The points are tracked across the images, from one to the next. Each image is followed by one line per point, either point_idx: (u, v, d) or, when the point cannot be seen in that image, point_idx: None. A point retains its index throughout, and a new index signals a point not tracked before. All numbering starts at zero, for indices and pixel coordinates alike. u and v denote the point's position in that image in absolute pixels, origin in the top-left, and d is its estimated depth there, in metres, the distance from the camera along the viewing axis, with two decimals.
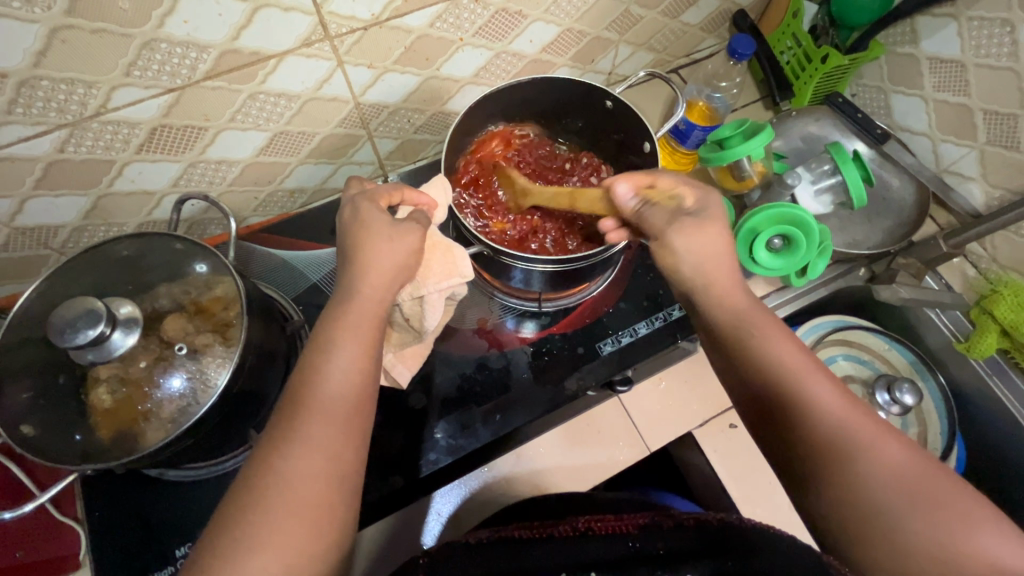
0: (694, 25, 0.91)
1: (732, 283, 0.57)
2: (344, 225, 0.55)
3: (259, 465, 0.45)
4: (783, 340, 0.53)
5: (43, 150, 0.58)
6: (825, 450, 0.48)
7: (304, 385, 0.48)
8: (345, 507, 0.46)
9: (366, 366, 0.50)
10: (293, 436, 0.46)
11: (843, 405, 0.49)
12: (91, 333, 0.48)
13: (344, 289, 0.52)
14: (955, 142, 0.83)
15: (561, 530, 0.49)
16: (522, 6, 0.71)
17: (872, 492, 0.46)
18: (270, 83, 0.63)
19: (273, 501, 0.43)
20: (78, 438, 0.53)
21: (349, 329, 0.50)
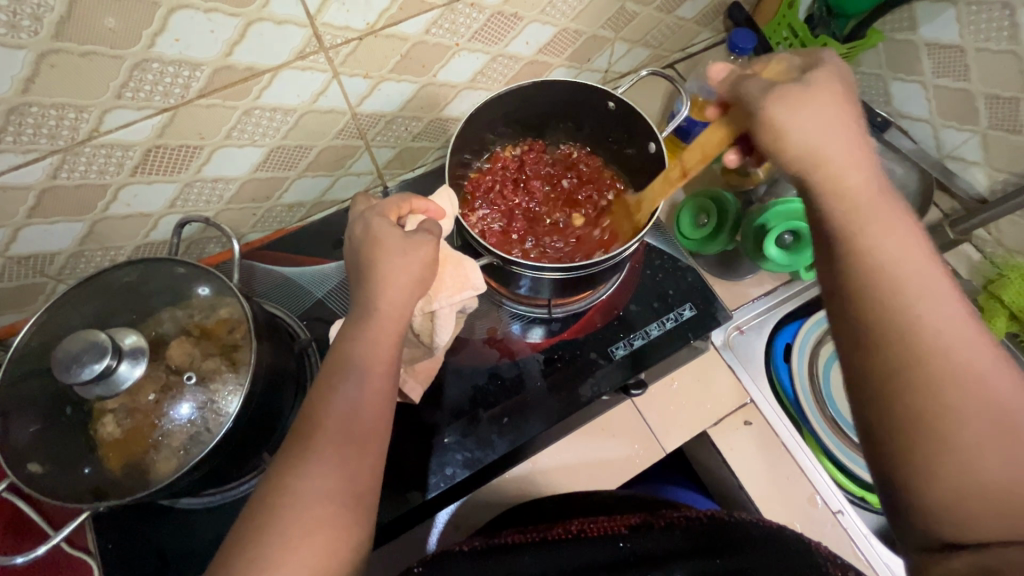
0: (689, 19, 0.90)
1: (834, 155, 0.48)
2: (356, 241, 0.54)
3: (274, 492, 0.43)
4: (897, 232, 0.45)
5: (35, 177, 0.56)
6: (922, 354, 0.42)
7: (319, 407, 0.47)
8: (364, 532, 0.45)
9: (381, 384, 0.49)
10: (308, 461, 0.45)
11: (962, 322, 0.42)
12: (97, 367, 0.46)
13: (357, 307, 0.51)
14: (957, 127, 0.82)
15: (556, 532, 0.50)
16: (518, 8, 0.69)
17: (971, 416, 0.40)
18: (265, 98, 0.62)
19: (288, 528, 0.42)
20: (87, 471, 0.52)
21: (361, 348, 0.49)
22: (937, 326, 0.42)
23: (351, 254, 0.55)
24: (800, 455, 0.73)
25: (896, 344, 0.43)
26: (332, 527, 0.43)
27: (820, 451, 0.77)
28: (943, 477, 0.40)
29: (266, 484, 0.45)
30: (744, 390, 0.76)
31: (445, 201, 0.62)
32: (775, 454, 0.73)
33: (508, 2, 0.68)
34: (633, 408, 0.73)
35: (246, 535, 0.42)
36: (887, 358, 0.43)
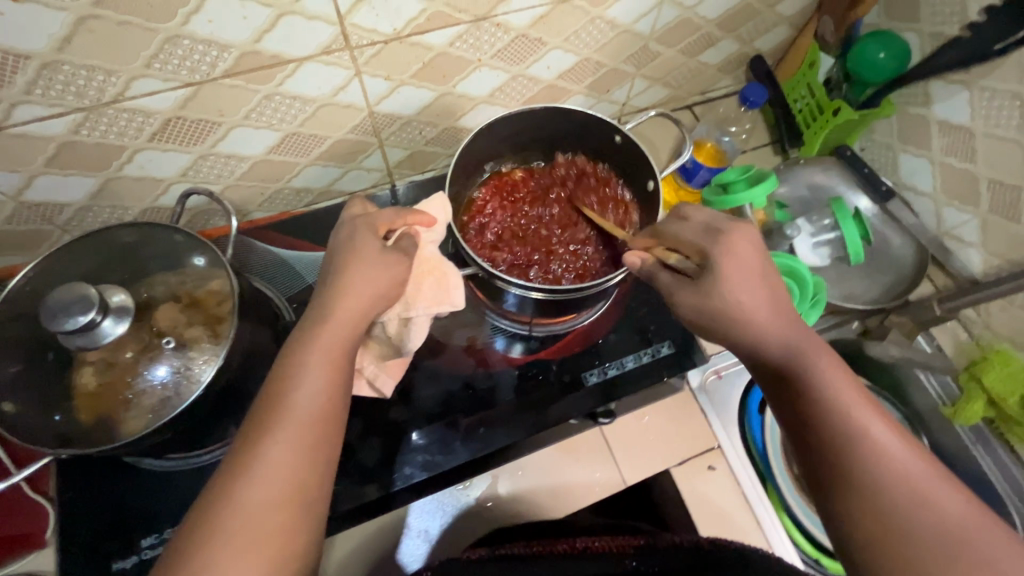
0: (711, 65, 0.93)
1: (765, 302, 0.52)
2: (334, 248, 0.56)
3: (218, 493, 0.44)
4: (828, 362, 0.49)
5: (57, 130, 0.59)
6: (834, 455, 0.45)
7: (269, 411, 0.47)
8: (310, 534, 0.45)
9: (333, 389, 0.49)
10: (253, 462, 0.45)
11: (890, 444, 0.45)
12: (82, 320, 0.48)
13: (319, 309, 0.52)
14: (958, 207, 0.84)
15: (561, 547, 0.53)
16: (543, 33, 0.72)
17: (915, 538, 0.41)
18: (287, 85, 0.64)
19: (233, 532, 0.42)
20: (57, 418, 0.53)
21: (320, 351, 0.50)
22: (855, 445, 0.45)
23: (323, 263, 0.56)
24: (759, 509, 0.74)
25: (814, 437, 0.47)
26: (276, 532, 0.43)
27: (780, 506, 0.77)
28: None
29: (214, 481, 0.45)
30: (713, 434, 0.77)
31: (438, 207, 0.64)
32: (732, 504, 0.74)
33: (533, 27, 0.70)
34: (603, 438, 0.74)
35: (190, 536, 0.42)
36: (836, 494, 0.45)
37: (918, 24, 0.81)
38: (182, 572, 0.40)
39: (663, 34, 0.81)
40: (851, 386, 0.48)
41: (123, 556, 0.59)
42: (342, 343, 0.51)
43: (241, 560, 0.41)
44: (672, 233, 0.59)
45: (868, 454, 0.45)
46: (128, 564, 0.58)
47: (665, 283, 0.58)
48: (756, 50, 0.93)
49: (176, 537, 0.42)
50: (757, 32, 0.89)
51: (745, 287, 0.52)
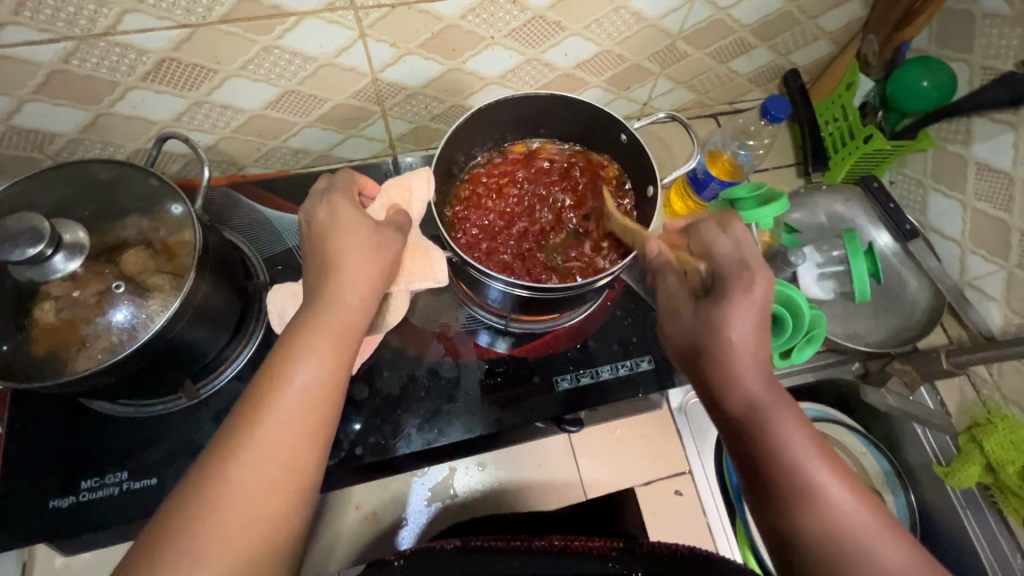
0: (742, 74, 0.88)
1: (750, 359, 0.49)
2: (316, 225, 0.50)
3: (206, 471, 0.41)
4: (796, 424, 0.46)
5: (47, 57, 0.57)
6: (792, 493, 0.45)
7: (269, 390, 0.44)
8: (298, 521, 0.43)
9: (336, 372, 0.45)
10: (246, 443, 0.42)
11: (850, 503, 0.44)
12: (29, 252, 0.47)
13: (320, 285, 0.48)
14: (985, 257, 0.78)
15: (537, 544, 0.49)
16: (562, 17, 0.68)
17: None
18: (286, 39, 0.62)
19: (226, 517, 0.40)
20: (5, 347, 0.52)
21: (320, 333, 0.46)
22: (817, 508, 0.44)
23: (311, 240, 0.51)
24: (722, 543, 0.71)
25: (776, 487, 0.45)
26: (268, 518, 0.41)
27: (748, 542, 0.74)
28: None
29: (204, 457, 0.42)
30: (685, 459, 0.75)
31: (421, 182, 0.59)
32: (694, 532, 0.72)
33: (552, 9, 0.67)
34: (570, 444, 0.75)
35: (180, 516, 0.39)
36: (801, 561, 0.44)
37: (970, 54, 0.75)
38: (169, 556, 0.38)
39: (692, 34, 0.77)
40: (813, 439, 0.46)
41: (60, 495, 0.58)
42: (348, 325, 0.47)
43: (231, 546, 0.39)
44: (706, 234, 0.55)
45: (830, 519, 0.44)
46: (64, 503, 0.58)
47: (670, 283, 0.56)
48: (792, 63, 0.88)
49: (163, 515, 0.40)
50: (795, 44, 0.84)
51: (747, 331, 0.49)
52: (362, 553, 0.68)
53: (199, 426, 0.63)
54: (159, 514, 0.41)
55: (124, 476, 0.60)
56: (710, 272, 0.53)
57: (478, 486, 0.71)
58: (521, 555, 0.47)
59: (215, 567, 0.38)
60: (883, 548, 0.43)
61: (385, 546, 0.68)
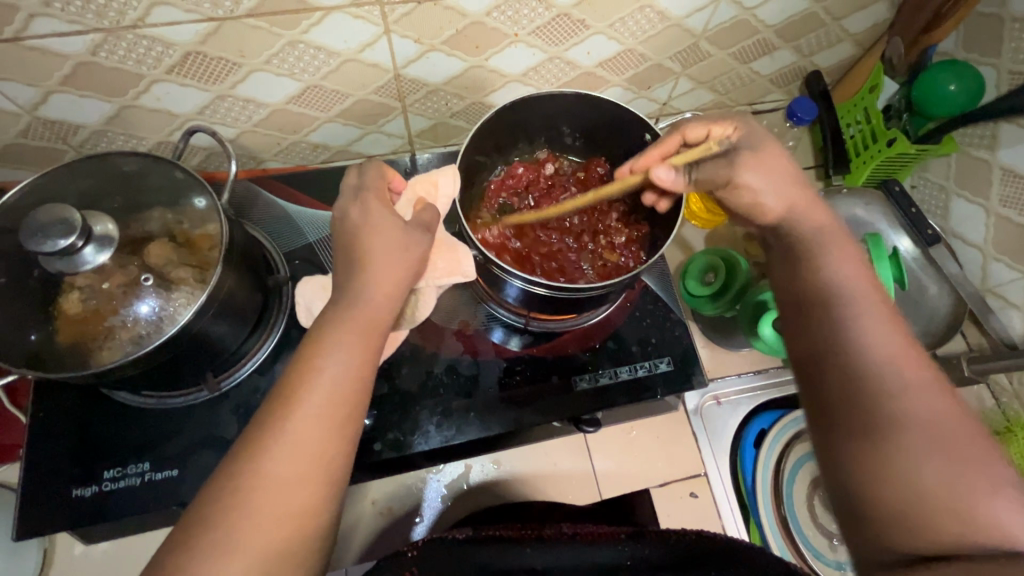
0: (764, 75, 0.87)
1: (820, 224, 0.55)
2: (347, 222, 0.50)
3: (237, 465, 0.41)
4: (857, 288, 0.50)
5: (75, 49, 0.58)
6: (836, 333, 0.49)
7: (297, 385, 0.44)
8: (327, 516, 0.43)
9: (363, 367, 0.46)
10: (276, 438, 0.42)
11: (894, 345, 0.47)
12: (61, 244, 0.47)
13: (347, 282, 0.48)
14: (1008, 264, 0.78)
15: (548, 532, 0.48)
16: (586, 15, 0.68)
17: (904, 437, 0.43)
18: (312, 34, 0.62)
19: (257, 510, 0.40)
20: (31, 337, 0.53)
21: (348, 328, 0.46)
22: (867, 349, 0.47)
23: (339, 234, 0.51)
24: None
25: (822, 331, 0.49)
26: (298, 511, 0.41)
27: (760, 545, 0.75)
28: (886, 478, 0.43)
29: (232, 451, 0.42)
30: (701, 462, 0.75)
31: (447, 179, 0.59)
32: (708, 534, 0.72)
33: (577, 7, 0.66)
34: (584, 445, 0.74)
35: (213, 508, 0.40)
36: (839, 401, 0.47)
37: (998, 58, 0.74)
38: (202, 547, 0.38)
39: (716, 34, 0.76)
40: (870, 296, 0.50)
41: (83, 484, 0.59)
42: (374, 321, 0.47)
43: (263, 538, 0.39)
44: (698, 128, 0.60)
45: (871, 355, 0.47)
46: (86, 493, 0.58)
47: (708, 167, 0.57)
48: (815, 65, 0.87)
49: (194, 508, 0.40)
50: (819, 46, 0.83)
51: (796, 187, 0.56)
52: (378, 548, 0.69)
53: (218, 419, 0.63)
54: (191, 507, 0.41)
55: (146, 467, 0.60)
56: (732, 141, 0.58)
57: (492, 484, 0.71)
58: (533, 543, 0.47)
59: (247, 559, 0.39)
60: (922, 390, 0.45)
61: (399, 540, 0.69)
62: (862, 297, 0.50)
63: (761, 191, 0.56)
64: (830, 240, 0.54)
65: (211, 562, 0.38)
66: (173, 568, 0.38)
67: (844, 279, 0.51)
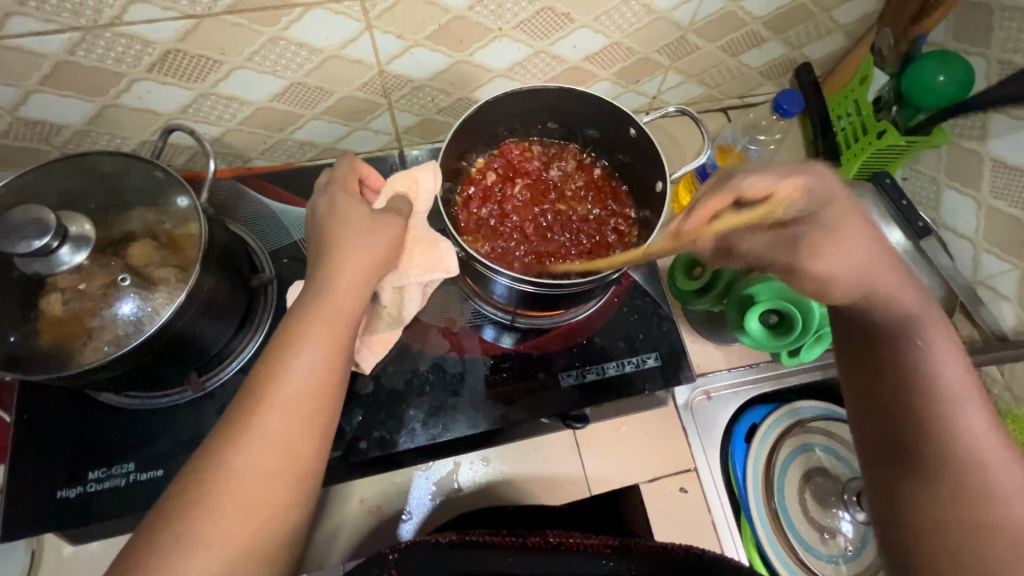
0: (754, 67, 0.86)
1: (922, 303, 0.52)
2: (317, 216, 0.51)
3: (210, 457, 0.41)
4: (960, 369, 0.49)
5: (53, 48, 0.57)
6: (934, 422, 0.48)
7: (264, 379, 0.44)
8: (296, 509, 0.43)
9: (332, 359, 0.45)
10: (244, 431, 0.42)
11: (989, 438, 0.47)
12: (36, 244, 0.47)
13: (316, 276, 0.48)
14: (998, 255, 0.77)
15: (533, 539, 0.49)
16: (571, 9, 0.67)
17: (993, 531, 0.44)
18: (293, 31, 0.61)
19: (222, 502, 0.40)
20: (12, 339, 0.52)
21: (319, 323, 0.46)
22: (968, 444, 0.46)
23: (312, 230, 0.51)
24: (724, 536, 0.72)
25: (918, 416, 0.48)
26: (263, 504, 0.41)
27: (753, 541, 0.74)
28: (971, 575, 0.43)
29: (202, 446, 0.42)
30: (691, 457, 0.75)
31: (428, 175, 0.58)
32: (697, 529, 0.72)
33: (561, 1, 0.66)
34: (573, 441, 0.74)
35: (180, 501, 0.40)
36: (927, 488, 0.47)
37: (988, 48, 0.74)
38: (166, 539, 0.38)
39: (703, 27, 0.76)
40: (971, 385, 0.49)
41: (68, 485, 0.59)
42: (342, 312, 0.47)
43: (232, 530, 0.39)
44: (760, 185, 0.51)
45: (965, 446, 0.46)
46: (71, 494, 0.58)
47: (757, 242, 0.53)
48: (804, 56, 0.86)
49: (163, 501, 0.41)
50: (808, 37, 0.82)
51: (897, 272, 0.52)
52: (367, 546, 0.68)
53: (204, 419, 0.63)
54: (161, 501, 0.41)
55: (131, 468, 0.60)
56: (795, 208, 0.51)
57: (480, 482, 0.71)
58: (513, 551, 0.47)
59: (210, 552, 0.38)
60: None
61: (387, 538, 0.69)
62: (963, 382, 0.49)
63: (847, 284, 0.51)
64: (934, 324, 0.51)
65: (174, 553, 0.38)
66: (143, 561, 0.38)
67: (946, 375, 0.49)
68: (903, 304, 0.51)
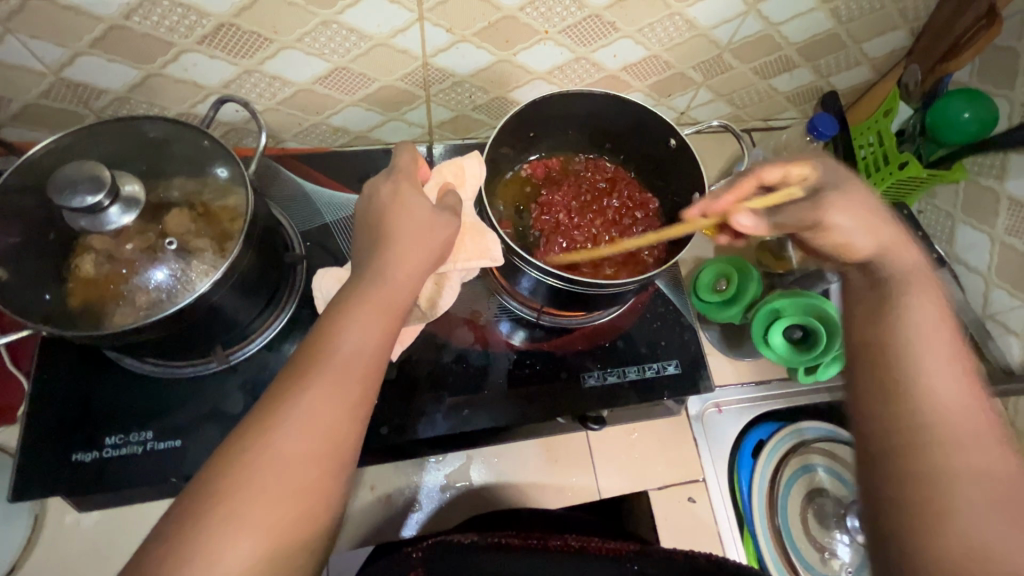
0: (782, 92, 0.89)
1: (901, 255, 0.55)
2: (376, 208, 0.50)
3: (252, 437, 0.40)
4: (925, 316, 0.50)
5: (109, 11, 0.57)
6: (905, 371, 0.48)
7: (314, 363, 0.43)
8: (337, 498, 0.42)
9: (380, 347, 0.45)
10: (290, 411, 0.41)
11: (957, 398, 0.46)
12: (89, 200, 0.47)
13: (369, 262, 0.48)
14: (1009, 292, 0.79)
15: (554, 543, 0.52)
16: (617, 18, 0.69)
17: (963, 483, 0.42)
18: (346, 15, 0.62)
19: (267, 481, 0.39)
20: (47, 296, 0.52)
21: (368, 311, 0.46)
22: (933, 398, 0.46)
23: (366, 217, 0.51)
24: (730, 550, 0.72)
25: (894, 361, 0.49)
26: (311, 485, 0.40)
27: (754, 554, 0.74)
28: (940, 531, 0.41)
29: (243, 422, 0.42)
30: (700, 467, 0.75)
31: (474, 162, 0.59)
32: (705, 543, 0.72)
33: (609, 10, 0.67)
34: (586, 443, 0.75)
35: (223, 476, 0.39)
36: (898, 444, 0.46)
37: (1012, 91, 0.76)
38: (211, 518, 0.37)
39: (740, 47, 0.78)
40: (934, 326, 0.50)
41: (83, 450, 0.58)
42: (395, 300, 0.47)
43: (271, 512, 0.39)
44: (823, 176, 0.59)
45: (929, 400, 0.46)
46: (86, 458, 0.57)
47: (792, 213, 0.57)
48: (832, 85, 0.88)
49: (201, 475, 0.40)
50: (837, 67, 0.85)
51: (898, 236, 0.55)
52: (374, 536, 0.68)
53: (224, 393, 0.62)
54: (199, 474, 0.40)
55: (149, 436, 0.59)
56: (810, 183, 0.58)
57: (490, 477, 0.71)
58: (538, 552, 0.51)
59: (252, 535, 0.38)
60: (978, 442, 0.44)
61: (395, 527, 0.68)
62: (929, 335, 0.49)
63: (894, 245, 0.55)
64: (919, 292, 0.52)
65: (219, 533, 0.37)
66: (177, 539, 0.37)
67: (917, 333, 0.50)
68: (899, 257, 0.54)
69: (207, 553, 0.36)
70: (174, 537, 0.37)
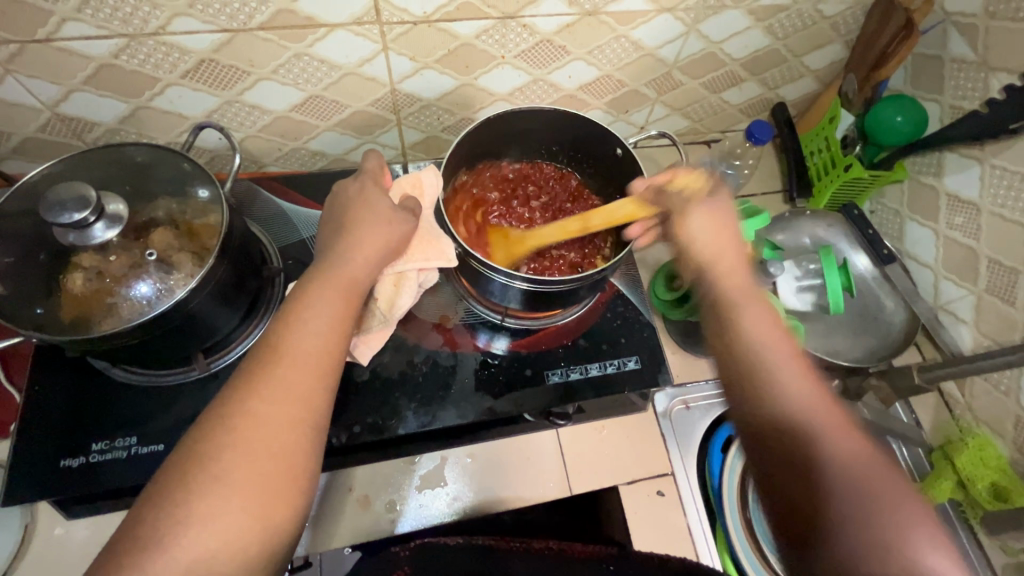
0: (733, 105, 0.94)
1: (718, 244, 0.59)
2: (341, 203, 0.57)
3: (232, 403, 0.44)
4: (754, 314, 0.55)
5: (99, 51, 0.64)
6: (757, 376, 0.51)
7: (286, 335, 0.48)
8: (316, 460, 0.46)
9: (345, 320, 0.50)
10: (268, 379, 0.45)
11: (808, 397, 0.50)
12: (75, 217, 0.52)
13: (335, 249, 0.54)
14: (955, 282, 0.83)
15: None
16: (567, 42, 0.75)
17: (833, 472, 0.46)
18: (316, 48, 0.68)
19: (247, 440, 0.43)
20: (38, 310, 0.56)
21: (333, 288, 0.51)
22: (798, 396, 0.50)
23: (331, 214, 0.57)
24: (700, 542, 0.74)
25: (741, 367, 0.52)
26: (288, 442, 0.44)
27: (725, 545, 0.77)
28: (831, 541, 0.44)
29: (223, 396, 0.45)
30: (669, 462, 0.78)
31: (431, 175, 0.64)
32: (675, 536, 0.74)
33: (559, 34, 0.73)
34: (557, 440, 0.78)
35: (206, 439, 0.43)
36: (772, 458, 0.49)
37: (940, 95, 0.82)
38: (204, 478, 0.41)
39: (687, 64, 0.84)
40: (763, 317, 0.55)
41: (71, 455, 0.61)
42: (356, 281, 0.53)
43: (252, 466, 0.42)
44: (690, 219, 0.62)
45: (780, 400, 0.50)
46: (73, 463, 0.61)
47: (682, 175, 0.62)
48: (780, 97, 0.94)
49: (189, 444, 0.43)
50: (782, 80, 0.91)
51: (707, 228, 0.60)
52: (351, 536, 0.70)
53: (205, 398, 0.66)
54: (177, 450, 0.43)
55: (133, 441, 0.63)
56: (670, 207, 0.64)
57: (464, 477, 0.74)
58: None
59: (234, 487, 0.41)
60: (841, 437, 0.47)
61: (372, 527, 0.70)
62: (753, 317, 0.54)
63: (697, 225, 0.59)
64: (741, 300, 0.56)
65: (211, 494, 0.41)
66: (164, 499, 0.40)
67: (760, 330, 0.53)
68: (737, 274, 0.57)
69: (192, 503, 0.40)
70: (171, 500, 0.40)
